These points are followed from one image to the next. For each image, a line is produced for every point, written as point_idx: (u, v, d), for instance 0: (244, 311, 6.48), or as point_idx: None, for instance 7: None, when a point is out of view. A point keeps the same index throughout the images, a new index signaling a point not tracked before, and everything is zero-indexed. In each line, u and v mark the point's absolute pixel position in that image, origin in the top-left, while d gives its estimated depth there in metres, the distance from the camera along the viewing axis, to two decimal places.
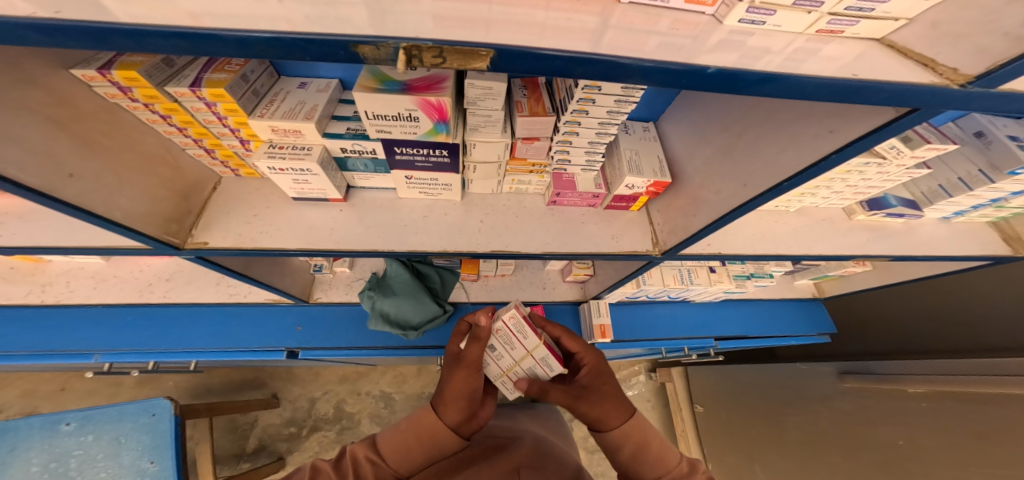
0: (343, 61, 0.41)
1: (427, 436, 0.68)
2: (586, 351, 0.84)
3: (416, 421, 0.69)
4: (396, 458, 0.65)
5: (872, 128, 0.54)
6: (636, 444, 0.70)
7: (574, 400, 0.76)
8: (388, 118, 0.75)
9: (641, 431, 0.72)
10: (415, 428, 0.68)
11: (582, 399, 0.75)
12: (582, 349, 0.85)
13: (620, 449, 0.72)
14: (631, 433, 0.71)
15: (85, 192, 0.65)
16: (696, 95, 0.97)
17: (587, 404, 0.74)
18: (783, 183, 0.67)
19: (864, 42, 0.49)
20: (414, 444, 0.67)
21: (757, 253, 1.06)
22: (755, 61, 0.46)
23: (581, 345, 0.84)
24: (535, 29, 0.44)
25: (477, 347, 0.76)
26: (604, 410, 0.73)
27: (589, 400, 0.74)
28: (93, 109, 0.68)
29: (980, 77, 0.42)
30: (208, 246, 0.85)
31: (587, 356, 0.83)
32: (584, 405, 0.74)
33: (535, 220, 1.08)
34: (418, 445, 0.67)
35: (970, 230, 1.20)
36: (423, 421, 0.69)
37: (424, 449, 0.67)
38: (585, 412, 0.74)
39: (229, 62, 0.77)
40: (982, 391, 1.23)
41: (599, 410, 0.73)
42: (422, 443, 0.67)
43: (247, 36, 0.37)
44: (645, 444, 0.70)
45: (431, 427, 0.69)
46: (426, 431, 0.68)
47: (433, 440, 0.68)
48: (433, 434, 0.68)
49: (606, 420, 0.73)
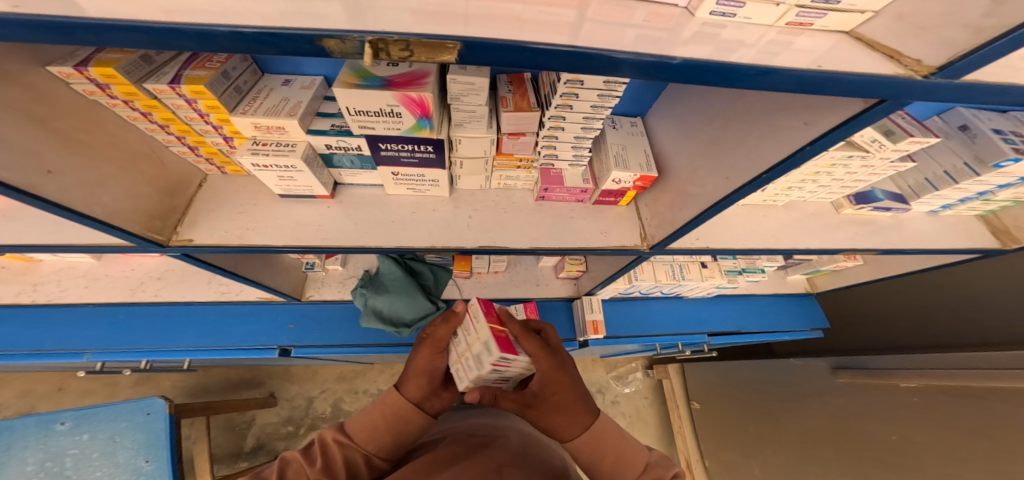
0: (310, 55, 0.41)
1: (391, 415, 0.73)
2: (540, 355, 0.75)
3: (381, 402, 0.75)
4: (364, 436, 0.70)
5: (842, 121, 0.54)
6: (593, 456, 0.73)
7: (525, 409, 0.73)
8: (371, 114, 0.75)
9: (596, 446, 0.73)
10: (380, 406, 0.74)
11: (532, 410, 0.73)
12: (534, 353, 0.74)
13: (579, 454, 0.75)
14: (585, 446, 0.73)
15: (65, 189, 0.66)
16: (680, 88, 0.97)
17: (538, 416, 0.73)
18: (762, 176, 0.67)
19: (833, 34, 0.49)
20: (382, 425, 0.72)
21: (745, 247, 1.06)
22: (726, 54, 0.46)
23: (533, 349, 0.74)
24: (507, 22, 0.45)
25: (443, 328, 0.81)
26: (557, 423, 0.73)
27: (540, 413, 0.73)
28: (73, 107, 0.69)
29: (940, 69, 0.42)
30: (194, 243, 0.86)
31: (538, 362, 0.74)
32: (535, 416, 0.73)
33: (524, 215, 1.08)
34: (383, 423, 0.72)
35: (959, 223, 1.21)
36: (388, 400, 0.75)
37: (390, 427, 0.72)
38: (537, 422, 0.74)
39: (210, 59, 0.76)
40: (972, 383, 1.24)
41: (550, 422, 0.73)
42: (387, 421, 0.72)
43: (212, 29, 0.37)
44: (600, 458, 0.73)
45: (395, 403, 0.74)
46: (390, 408, 0.74)
47: (398, 417, 0.73)
48: (396, 409, 0.74)
49: (558, 431, 0.74)
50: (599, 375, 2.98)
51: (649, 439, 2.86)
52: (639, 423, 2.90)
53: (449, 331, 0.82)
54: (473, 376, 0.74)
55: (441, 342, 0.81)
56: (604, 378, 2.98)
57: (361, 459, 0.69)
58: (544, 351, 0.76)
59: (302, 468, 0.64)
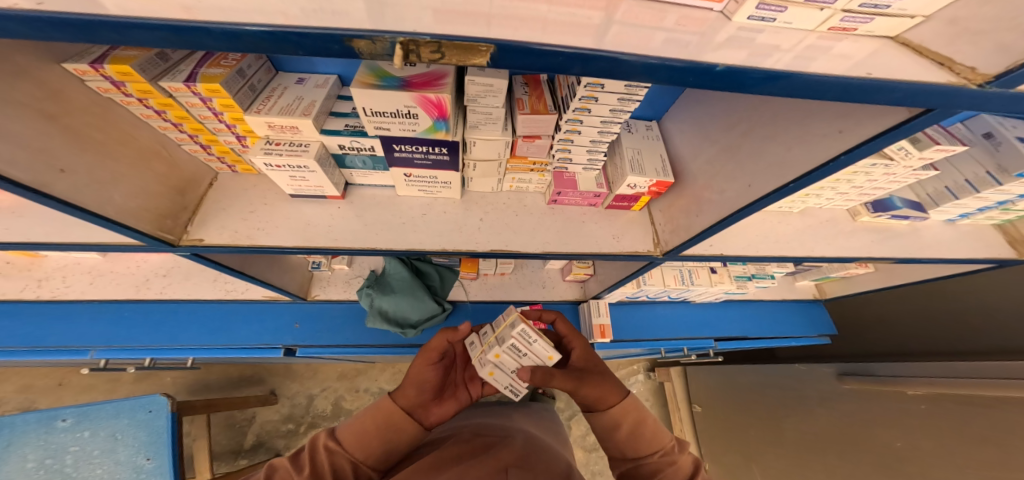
0: (338, 56, 0.40)
1: (384, 423, 0.71)
2: (574, 335, 0.89)
3: (374, 409, 0.73)
4: (355, 443, 0.69)
5: (882, 130, 0.53)
6: (634, 421, 0.75)
7: (580, 382, 0.77)
8: (387, 115, 0.74)
9: (635, 410, 0.76)
10: (372, 412, 0.72)
11: (585, 381, 0.77)
12: (568, 331, 0.89)
13: (618, 427, 0.75)
14: (629, 409, 0.76)
15: (77, 187, 0.65)
16: (701, 93, 0.96)
17: (591, 386, 0.76)
18: (788, 184, 0.66)
19: (877, 40, 0.48)
20: (373, 432, 0.70)
21: (759, 255, 1.05)
22: (763, 59, 0.45)
23: (568, 328, 0.89)
24: (539, 25, 0.43)
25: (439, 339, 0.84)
26: (606, 389, 0.77)
27: (594, 382, 0.77)
28: (86, 104, 0.67)
29: (997, 78, 0.41)
30: (204, 243, 0.85)
31: (574, 339, 0.87)
32: (588, 387, 0.76)
33: (535, 219, 1.06)
34: (375, 430, 0.70)
35: (975, 232, 1.19)
36: (381, 408, 0.73)
37: (381, 434, 0.71)
38: (588, 393, 0.76)
39: (225, 57, 0.75)
40: (981, 394, 1.22)
41: (601, 390, 0.76)
42: (380, 429, 0.71)
43: (237, 29, 0.36)
44: (644, 418, 0.75)
45: (389, 410, 0.73)
46: (383, 415, 0.72)
47: (391, 423, 0.72)
48: (389, 414, 0.72)
49: (603, 401, 0.76)
50: None
51: None
52: None
53: (443, 343, 0.83)
54: (494, 353, 0.80)
55: (433, 353, 0.82)
56: None
57: (349, 467, 0.67)
58: (575, 333, 0.89)
59: (291, 473, 0.62)
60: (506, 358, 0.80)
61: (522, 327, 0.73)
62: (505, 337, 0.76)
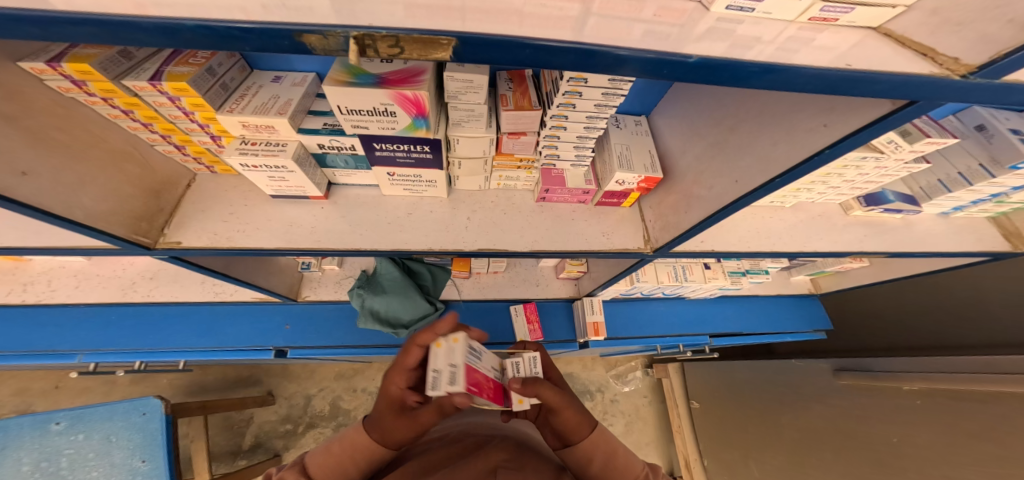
0: (289, 51, 0.38)
1: (362, 459, 0.71)
2: (552, 367, 0.92)
3: (349, 444, 0.71)
4: None
5: (866, 123, 0.52)
6: (605, 454, 0.75)
7: (564, 403, 0.76)
8: (364, 113, 0.72)
9: (606, 442, 0.76)
10: (349, 451, 0.71)
11: (569, 404, 0.76)
12: (547, 363, 0.93)
13: (591, 461, 0.74)
14: (599, 442, 0.75)
15: (42, 191, 0.63)
16: (689, 87, 0.94)
17: (572, 411, 0.75)
18: (775, 180, 0.65)
19: (859, 31, 0.45)
20: (351, 466, 0.70)
21: (750, 250, 1.04)
22: (744, 51, 0.43)
23: (547, 360, 0.93)
24: (510, 16, 0.40)
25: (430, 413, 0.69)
26: (583, 419, 0.76)
27: (576, 408, 0.76)
28: (47, 104, 0.65)
29: (980, 68, 0.40)
30: (181, 245, 0.83)
31: (552, 371, 0.91)
32: (569, 411, 0.75)
33: (524, 217, 1.05)
34: (354, 465, 0.70)
35: (970, 225, 1.17)
36: (356, 444, 0.71)
37: (361, 468, 0.71)
38: (568, 418, 0.75)
39: (194, 55, 0.73)
40: (977, 388, 1.22)
41: (578, 418, 0.75)
42: (359, 464, 0.71)
43: (173, 23, 0.34)
44: (615, 450, 0.75)
45: (366, 449, 0.71)
46: (361, 452, 0.71)
47: (369, 457, 0.71)
48: (367, 452, 0.71)
49: (576, 430, 0.75)
50: (599, 375, 2.97)
51: (648, 438, 2.84)
52: (637, 422, 2.88)
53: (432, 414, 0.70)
54: (456, 336, 0.73)
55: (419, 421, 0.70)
56: (603, 377, 2.97)
57: None
58: (553, 367, 0.92)
59: None
60: (462, 350, 0.71)
61: (535, 353, 0.89)
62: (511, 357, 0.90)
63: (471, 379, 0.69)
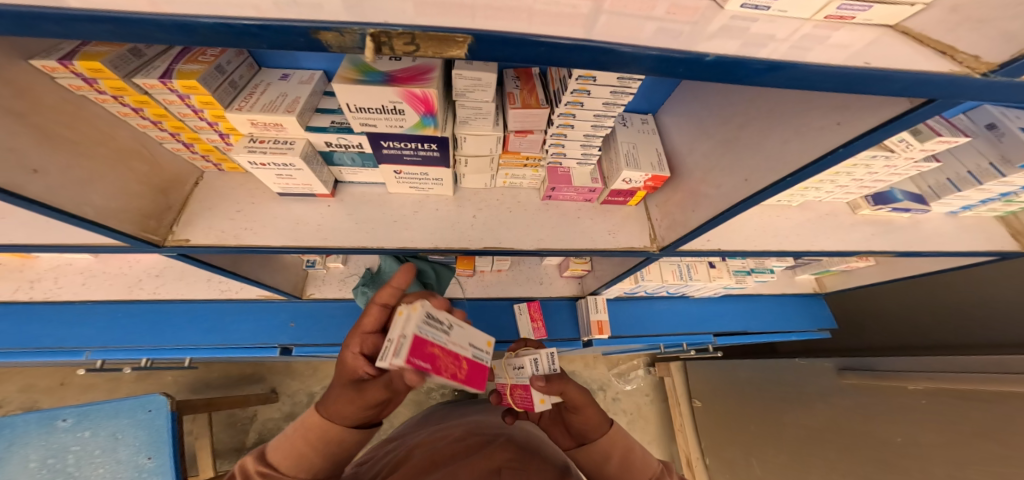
0: (305, 49, 0.38)
1: (318, 440, 0.65)
2: None
3: (301, 425, 0.66)
4: (291, 466, 0.63)
5: (882, 121, 0.51)
6: (623, 449, 0.75)
7: (586, 401, 0.76)
8: (372, 111, 0.72)
9: (623, 438, 0.76)
10: (300, 431, 0.66)
11: (591, 402, 0.76)
12: None
13: (608, 459, 0.74)
14: (617, 440, 0.75)
15: (53, 188, 0.63)
16: (697, 86, 0.93)
17: (593, 410, 0.76)
18: (786, 179, 0.64)
19: (875, 29, 0.44)
20: (310, 451, 0.64)
21: (757, 249, 1.03)
22: (757, 50, 0.43)
23: None
24: (520, 14, 0.40)
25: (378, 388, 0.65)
26: (602, 417, 0.77)
27: (597, 406, 0.77)
28: (57, 103, 0.65)
29: (1002, 66, 0.40)
30: (189, 243, 0.84)
31: None
32: (591, 410, 0.76)
33: (530, 215, 1.04)
34: (312, 450, 0.65)
35: (978, 224, 1.16)
36: (308, 424, 0.66)
37: (320, 452, 0.65)
38: (589, 416, 0.75)
39: (203, 53, 0.73)
40: (982, 388, 1.21)
41: (599, 417, 0.76)
42: (316, 447, 0.65)
43: (190, 20, 0.34)
44: (633, 447, 0.75)
45: (317, 425, 0.66)
46: (312, 430, 0.65)
47: (323, 437, 0.65)
48: (320, 431, 0.65)
49: (595, 429, 0.75)
50: (601, 373, 2.98)
51: (649, 436, 2.85)
52: (639, 420, 2.88)
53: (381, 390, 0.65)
54: (411, 306, 0.71)
55: (366, 397, 0.65)
56: (605, 376, 2.98)
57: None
58: None
59: None
60: (416, 321, 0.68)
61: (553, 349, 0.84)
62: (530, 353, 0.86)
63: (421, 352, 0.66)
